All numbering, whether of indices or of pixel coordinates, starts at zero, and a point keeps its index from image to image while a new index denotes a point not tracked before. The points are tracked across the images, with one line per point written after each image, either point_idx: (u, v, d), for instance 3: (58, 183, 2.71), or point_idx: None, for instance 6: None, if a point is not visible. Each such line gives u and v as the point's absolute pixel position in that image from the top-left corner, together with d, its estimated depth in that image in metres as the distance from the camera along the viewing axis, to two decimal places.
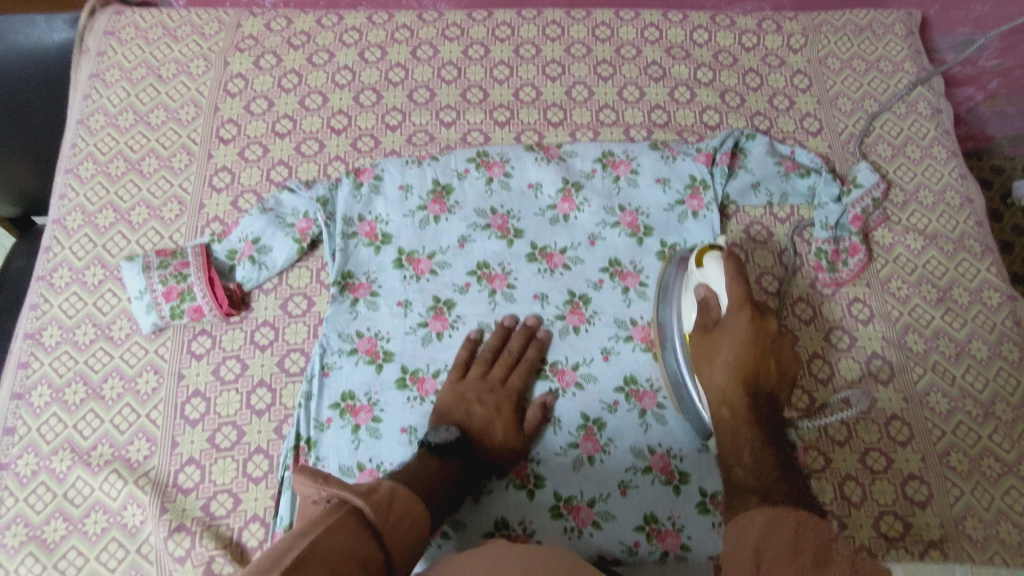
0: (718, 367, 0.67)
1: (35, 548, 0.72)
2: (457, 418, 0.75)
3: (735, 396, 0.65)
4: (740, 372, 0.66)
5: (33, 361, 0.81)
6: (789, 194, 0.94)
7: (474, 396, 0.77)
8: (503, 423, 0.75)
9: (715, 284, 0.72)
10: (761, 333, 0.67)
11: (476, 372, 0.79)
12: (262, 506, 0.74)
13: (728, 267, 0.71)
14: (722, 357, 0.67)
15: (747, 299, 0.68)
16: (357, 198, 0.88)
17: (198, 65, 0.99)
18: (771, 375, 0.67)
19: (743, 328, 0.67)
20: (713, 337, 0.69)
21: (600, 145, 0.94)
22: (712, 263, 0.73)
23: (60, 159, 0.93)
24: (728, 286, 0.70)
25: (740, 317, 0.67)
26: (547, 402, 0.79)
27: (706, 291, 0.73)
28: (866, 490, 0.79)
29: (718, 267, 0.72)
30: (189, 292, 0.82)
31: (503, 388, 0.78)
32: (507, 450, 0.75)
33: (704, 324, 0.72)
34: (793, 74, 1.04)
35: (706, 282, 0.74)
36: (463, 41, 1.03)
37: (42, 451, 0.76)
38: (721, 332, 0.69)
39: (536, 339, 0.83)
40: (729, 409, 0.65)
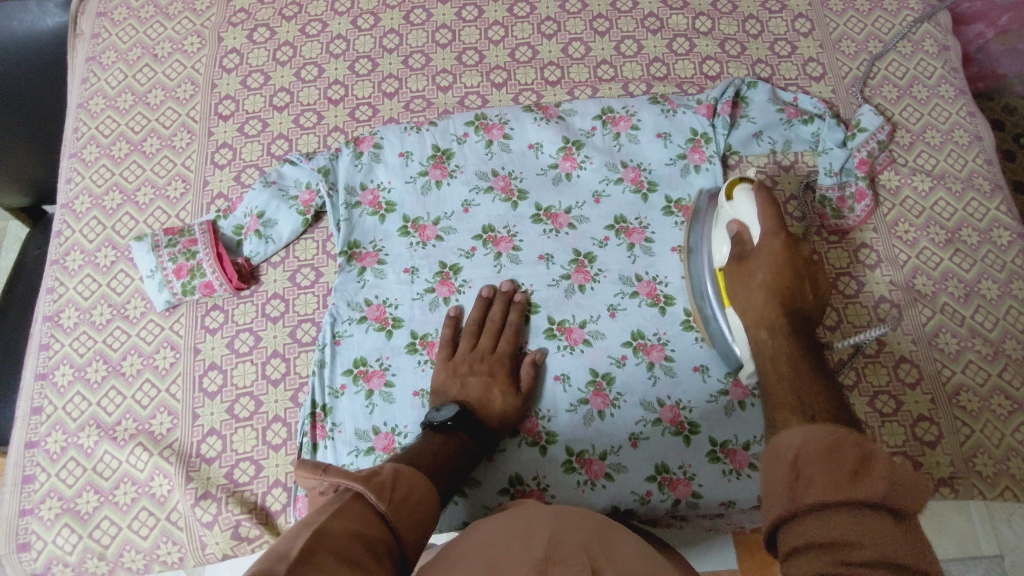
0: (754, 292, 0.69)
1: (70, 519, 0.75)
2: (454, 394, 0.76)
3: (774, 319, 0.66)
4: (776, 296, 0.67)
5: (54, 342, 0.83)
6: (792, 141, 0.93)
7: (467, 368, 0.77)
8: (500, 386, 0.76)
9: (745, 216, 0.74)
10: (794, 255, 0.68)
11: (465, 346, 0.80)
12: (283, 471, 0.77)
13: (758, 200, 0.72)
14: (757, 281, 0.69)
15: (779, 225, 0.70)
16: (358, 166, 0.89)
17: (192, 42, 0.99)
18: (809, 303, 0.67)
19: (777, 248, 0.69)
20: (746, 267, 0.71)
21: (599, 101, 0.94)
22: (743, 197, 0.75)
23: (64, 144, 0.94)
24: (760, 217, 0.71)
25: (775, 244, 0.69)
26: (536, 360, 0.80)
27: (737, 226, 0.74)
28: (875, 433, 0.80)
29: (749, 202, 0.74)
30: (199, 268, 0.83)
31: (494, 354, 0.79)
32: (509, 414, 0.76)
33: (738, 258, 0.73)
34: (794, 19, 1.02)
35: (736, 214, 0.75)
36: (456, 3, 1.01)
37: (69, 428, 0.79)
38: (757, 262, 0.70)
39: (516, 304, 0.83)
40: (767, 329, 0.66)
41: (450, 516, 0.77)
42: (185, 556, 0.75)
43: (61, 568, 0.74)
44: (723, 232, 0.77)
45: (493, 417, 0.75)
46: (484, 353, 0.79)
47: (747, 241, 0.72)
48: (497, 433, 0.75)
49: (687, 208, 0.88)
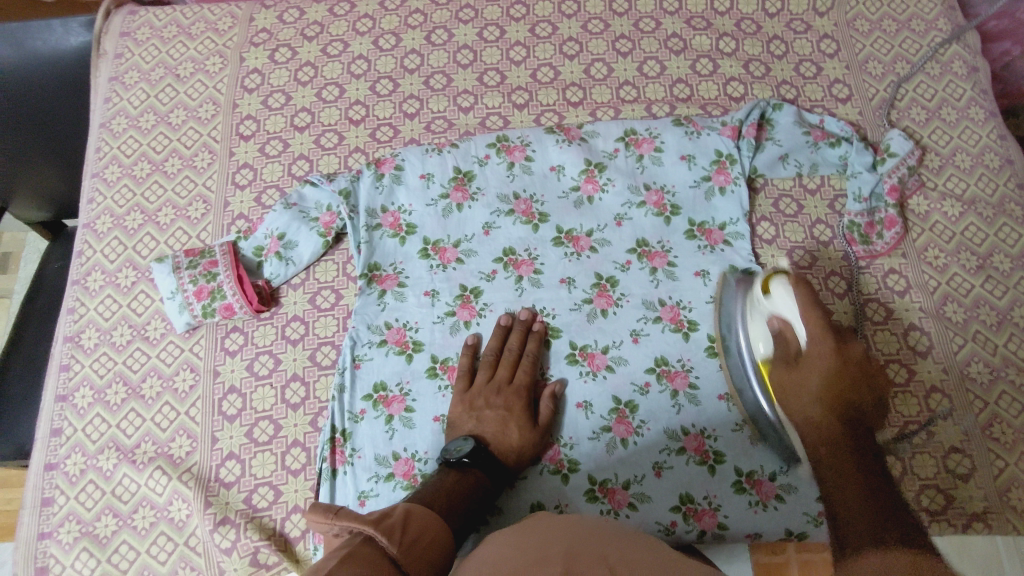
0: (806, 398, 0.65)
1: (89, 543, 0.75)
2: (470, 428, 0.74)
3: (829, 423, 0.63)
4: (831, 406, 0.63)
5: (74, 363, 0.83)
6: (818, 164, 0.92)
7: (482, 401, 0.76)
8: (517, 420, 0.74)
9: (787, 313, 0.69)
10: (850, 363, 0.65)
11: (482, 378, 0.78)
12: (303, 497, 0.77)
13: (800, 297, 0.69)
14: (813, 391, 0.65)
15: (827, 329, 0.66)
16: (378, 188, 0.88)
17: (214, 62, 0.99)
18: (866, 400, 0.64)
19: (829, 356, 0.65)
20: (797, 371, 0.67)
21: (622, 123, 0.93)
22: (781, 290, 0.71)
23: (87, 164, 0.94)
24: (804, 315, 0.68)
25: (829, 356, 0.65)
26: (555, 391, 0.79)
27: (779, 322, 0.70)
28: (906, 465, 0.78)
29: (789, 297, 0.70)
30: (220, 290, 0.83)
31: (511, 386, 0.77)
32: (526, 449, 0.74)
33: (784, 358, 0.69)
34: (819, 40, 1.00)
35: (778, 311, 0.71)
36: (477, 23, 1.01)
37: (89, 450, 0.79)
38: (810, 364, 0.66)
39: (534, 334, 0.82)
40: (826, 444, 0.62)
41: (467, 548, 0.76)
42: None
43: None
44: (761, 324, 0.73)
45: (510, 451, 0.73)
46: (501, 384, 0.77)
47: (792, 342, 0.68)
48: (515, 470, 0.74)
49: (711, 232, 0.87)
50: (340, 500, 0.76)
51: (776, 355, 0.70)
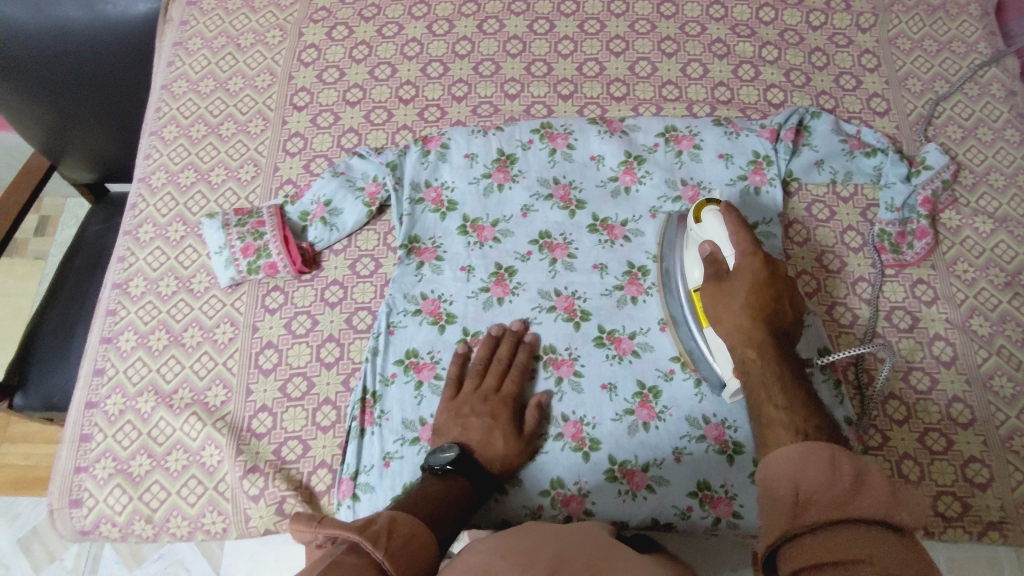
0: (729, 313, 0.68)
1: (122, 480, 0.78)
2: (455, 436, 0.74)
3: (760, 335, 0.65)
4: (758, 320, 0.66)
5: (121, 309, 0.86)
6: (853, 173, 0.93)
7: (469, 410, 0.76)
8: (502, 429, 0.75)
9: (717, 237, 0.72)
10: (775, 280, 0.68)
11: (470, 386, 0.78)
12: (330, 453, 0.79)
13: (730, 221, 0.71)
14: (739, 301, 0.67)
15: (755, 246, 0.69)
16: (424, 164, 0.91)
17: (274, 35, 1.03)
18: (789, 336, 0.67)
19: (756, 271, 0.68)
20: (721, 289, 0.70)
21: (663, 120, 0.95)
22: (711, 217, 0.74)
23: (146, 122, 0.98)
24: (734, 236, 0.70)
25: (757, 273, 0.67)
26: (541, 402, 0.79)
27: (710, 246, 0.73)
28: (924, 470, 0.79)
29: (718, 223, 0.73)
30: (266, 249, 0.86)
31: (498, 395, 0.78)
32: (511, 457, 0.74)
33: (713, 274, 0.71)
34: (861, 54, 1.02)
35: (708, 235, 0.74)
36: (528, 15, 1.04)
37: (129, 392, 0.81)
38: (735, 281, 0.69)
39: (523, 344, 0.82)
40: (758, 351, 0.64)
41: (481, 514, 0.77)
42: (229, 527, 0.76)
43: (110, 527, 0.76)
44: (694, 254, 0.77)
45: (495, 460, 0.73)
46: (487, 393, 0.78)
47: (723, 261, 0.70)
48: (498, 479, 0.74)
49: None
50: (366, 459, 0.77)
51: (706, 274, 0.72)
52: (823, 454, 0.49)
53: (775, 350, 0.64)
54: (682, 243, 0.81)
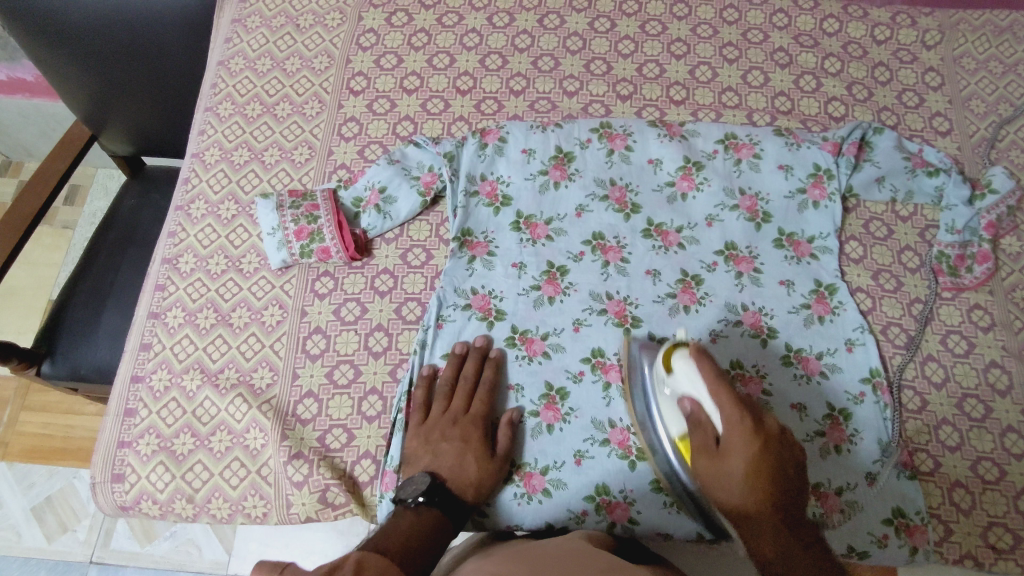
0: (727, 486, 0.64)
1: (165, 458, 0.77)
2: (426, 464, 0.72)
3: (771, 522, 0.61)
4: (763, 493, 0.62)
5: (170, 285, 0.86)
6: (914, 192, 0.92)
7: (438, 435, 0.74)
8: (474, 451, 0.72)
9: (696, 392, 0.68)
10: (768, 442, 0.63)
11: (438, 409, 0.76)
12: (374, 443, 0.78)
13: (706, 375, 0.67)
14: (738, 482, 0.63)
15: (740, 411, 0.64)
16: (481, 157, 0.90)
17: (333, 17, 1.02)
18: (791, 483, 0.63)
19: (749, 445, 0.63)
20: (716, 464, 0.64)
21: (723, 127, 0.94)
22: (685, 367, 0.69)
23: (201, 98, 0.97)
24: (718, 403, 0.65)
25: (752, 443, 0.63)
26: (512, 420, 0.77)
27: (692, 405, 0.68)
28: (975, 499, 0.77)
29: (694, 372, 0.68)
30: (319, 233, 0.85)
31: (467, 416, 0.75)
32: (485, 481, 0.72)
33: (703, 445, 0.66)
34: (925, 71, 1.01)
35: (686, 388, 0.69)
36: (590, 13, 1.03)
37: (175, 368, 0.81)
38: (727, 454, 0.64)
39: (490, 361, 0.80)
40: (774, 546, 0.61)
41: (505, 505, 0.76)
42: (270, 511, 0.76)
43: (151, 504, 0.76)
44: (673, 406, 0.71)
45: (469, 486, 0.71)
46: (456, 415, 0.76)
47: (708, 424, 0.66)
48: (475, 506, 0.71)
49: (799, 244, 0.88)
50: None
51: (693, 440, 0.67)
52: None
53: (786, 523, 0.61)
54: (654, 372, 0.75)
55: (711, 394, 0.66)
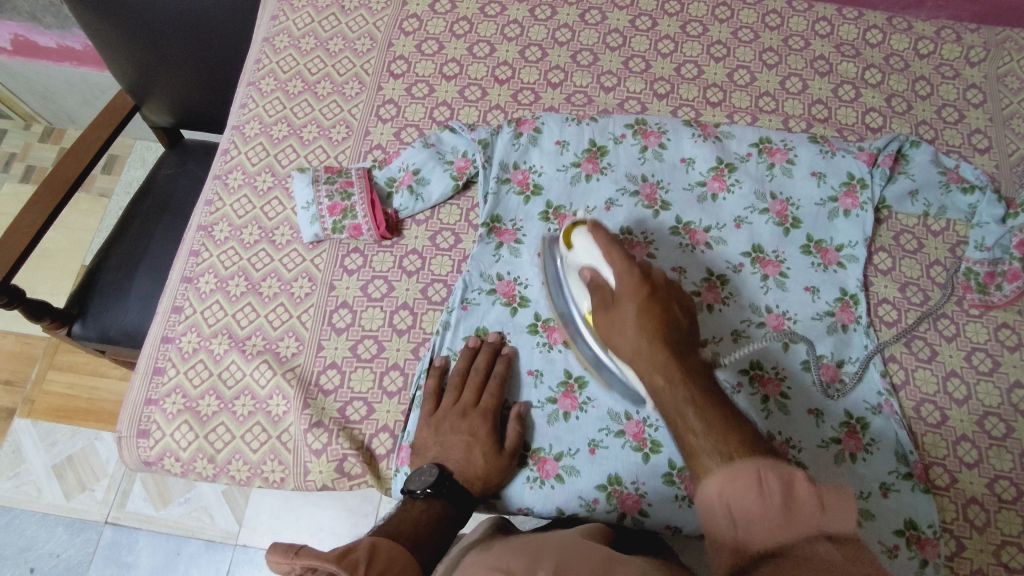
0: (626, 335, 0.67)
1: (190, 418, 0.79)
2: (435, 455, 0.73)
3: (662, 359, 0.63)
4: (655, 336, 0.65)
5: (204, 251, 0.88)
6: (946, 208, 0.92)
7: (448, 426, 0.75)
8: (482, 445, 0.73)
9: (592, 261, 0.73)
10: (653, 291, 0.69)
11: (448, 400, 0.77)
12: (393, 418, 0.79)
13: (599, 242, 0.72)
14: (631, 322, 0.67)
15: (629, 264, 0.70)
16: (515, 146, 0.91)
17: (378, 1, 1.04)
18: (680, 320, 0.68)
19: (637, 290, 0.68)
20: (612, 315, 0.69)
21: (758, 130, 0.94)
22: (581, 239, 0.74)
23: (245, 72, 1.00)
24: (606, 257, 0.71)
25: (638, 290, 0.68)
26: (521, 413, 0.77)
27: (590, 272, 0.72)
28: (990, 516, 0.77)
29: (589, 244, 0.73)
30: (353, 210, 0.87)
31: (477, 409, 0.76)
32: (492, 474, 0.73)
33: (602, 304, 0.71)
34: (966, 88, 1.00)
35: (584, 261, 0.74)
36: (631, 11, 1.04)
37: (204, 332, 0.83)
38: (622, 305, 0.69)
39: (503, 355, 0.80)
40: (664, 374, 0.62)
41: (518, 486, 0.77)
42: (288, 477, 0.78)
43: (173, 462, 0.78)
44: (578, 284, 0.75)
45: (476, 480, 0.72)
46: (466, 407, 0.76)
47: (605, 285, 0.71)
48: (481, 498, 0.73)
49: (827, 251, 0.88)
50: None
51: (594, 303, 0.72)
52: (751, 480, 0.50)
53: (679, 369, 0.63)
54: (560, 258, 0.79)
55: (602, 255, 0.71)
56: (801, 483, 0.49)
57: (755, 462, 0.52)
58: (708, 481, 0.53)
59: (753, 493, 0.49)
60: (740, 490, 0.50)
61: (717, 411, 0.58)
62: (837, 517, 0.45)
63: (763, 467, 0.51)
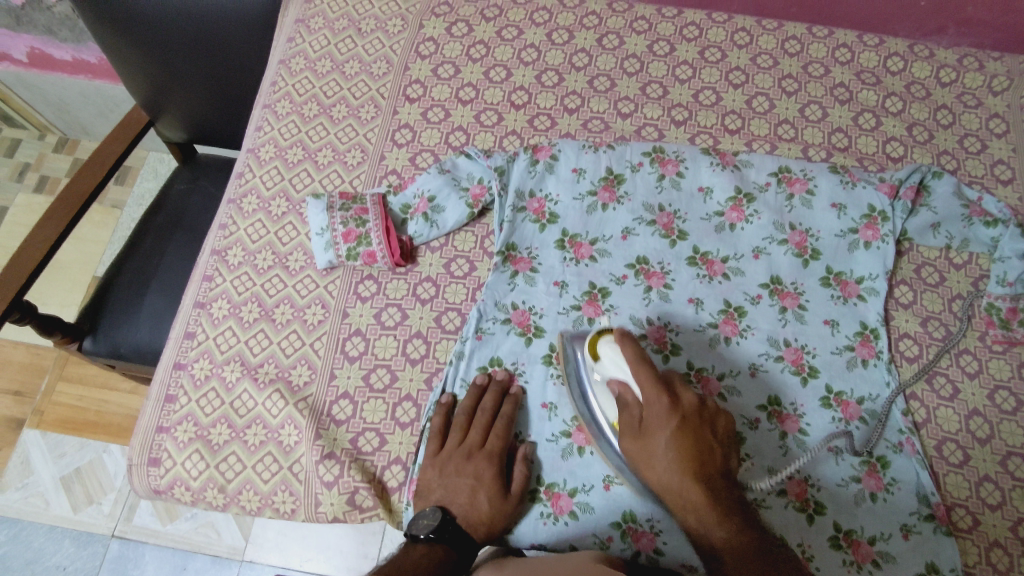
0: (655, 465, 0.68)
1: (201, 447, 0.78)
2: (439, 497, 0.73)
3: (693, 494, 0.64)
4: (685, 468, 0.65)
5: (217, 276, 0.87)
6: (969, 241, 0.90)
7: (453, 468, 0.74)
8: (486, 489, 0.72)
9: (620, 376, 0.72)
10: (685, 414, 0.68)
11: (453, 440, 0.76)
12: (406, 450, 0.78)
13: (627, 357, 0.70)
14: (659, 452, 0.67)
15: (658, 386, 0.69)
16: (531, 173, 0.90)
17: (395, 24, 1.04)
18: (712, 442, 0.67)
19: (665, 414, 0.68)
20: (641, 441, 0.69)
21: (777, 159, 0.93)
22: (607, 351, 0.73)
23: (260, 94, 0.99)
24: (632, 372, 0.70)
25: (668, 418, 0.68)
26: (527, 455, 0.76)
27: (619, 388, 0.72)
28: (1015, 561, 0.75)
29: (617, 356, 0.72)
30: (367, 237, 0.86)
31: (482, 451, 0.75)
32: (496, 518, 0.72)
33: (629, 426, 0.71)
34: (989, 117, 0.98)
35: (613, 373, 0.73)
36: (649, 36, 1.03)
37: (216, 358, 0.82)
38: (651, 430, 0.69)
39: (510, 396, 0.79)
40: (696, 513, 0.64)
41: (529, 523, 0.75)
42: (298, 508, 0.77)
43: (183, 491, 0.78)
44: (606, 392, 0.75)
45: (480, 524, 0.71)
46: (472, 449, 0.76)
47: (633, 404, 0.71)
48: (485, 542, 0.72)
49: (847, 284, 0.86)
50: None
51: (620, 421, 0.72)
52: None
53: (714, 500, 0.64)
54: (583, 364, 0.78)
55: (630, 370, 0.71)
56: None
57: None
58: None
59: None
60: None
61: (753, 551, 0.60)
62: None
63: None
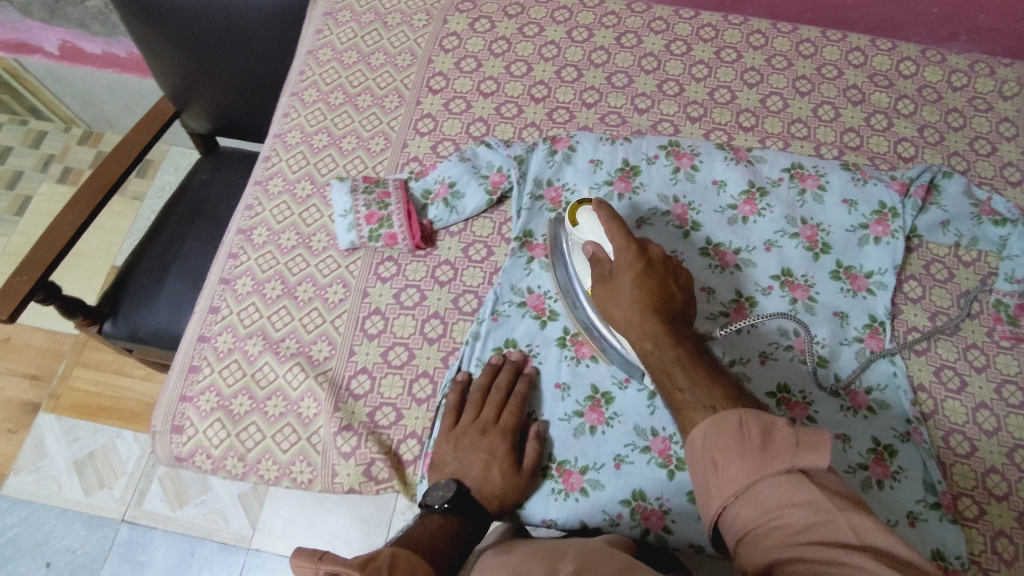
0: (619, 307, 0.71)
1: (222, 416, 0.81)
2: (453, 471, 0.74)
3: (653, 327, 0.68)
4: (647, 306, 0.69)
5: (243, 254, 0.90)
6: (978, 239, 0.92)
7: (467, 443, 0.75)
8: (500, 463, 0.73)
9: (595, 235, 0.75)
10: (650, 263, 0.72)
11: (468, 416, 0.77)
12: (421, 425, 0.80)
13: (603, 217, 0.74)
14: (626, 295, 0.70)
15: (628, 238, 0.72)
16: (550, 163, 0.93)
17: (420, 19, 1.07)
18: (674, 291, 0.71)
19: (633, 263, 0.71)
20: (608, 288, 0.72)
21: (790, 155, 0.95)
22: (587, 217, 0.76)
23: (289, 83, 1.03)
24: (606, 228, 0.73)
25: (635, 264, 0.71)
26: (539, 433, 0.78)
27: (592, 247, 0.75)
28: (1020, 551, 0.75)
29: (594, 220, 0.76)
30: (389, 219, 0.89)
31: (496, 427, 0.76)
32: (509, 493, 0.73)
33: (600, 277, 0.73)
34: (999, 121, 1.00)
35: (588, 236, 0.76)
36: (667, 35, 1.06)
37: (239, 332, 0.85)
38: (619, 275, 0.72)
39: (523, 375, 0.81)
40: (653, 340, 0.67)
41: (541, 498, 0.77)
42: (315, 478, 0.79)
43: (204, 458, 0.80)
44: (582, 258, 0.78)
45: (493, 498, 0.72)
46: (486, 425, 0.76)
47: (603, 257, 0.74)
48: (498, 516, 0.73)
49: (856, 277, 0.88)
50: None
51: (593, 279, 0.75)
52: (731, 424, 0.57)
53: (671, 334, 0.68)
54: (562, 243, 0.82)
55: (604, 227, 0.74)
56: (781, 429, 0.55)
57: (742, 416, 0.57)
58: (694, 429, 0.59)
59: (734, 434, 0.56)
60: (719, 435, 0.57)
61: (703, 372, 0.64)
62: (813, 452, 0.52)
63: (744, 414, 0.57)
